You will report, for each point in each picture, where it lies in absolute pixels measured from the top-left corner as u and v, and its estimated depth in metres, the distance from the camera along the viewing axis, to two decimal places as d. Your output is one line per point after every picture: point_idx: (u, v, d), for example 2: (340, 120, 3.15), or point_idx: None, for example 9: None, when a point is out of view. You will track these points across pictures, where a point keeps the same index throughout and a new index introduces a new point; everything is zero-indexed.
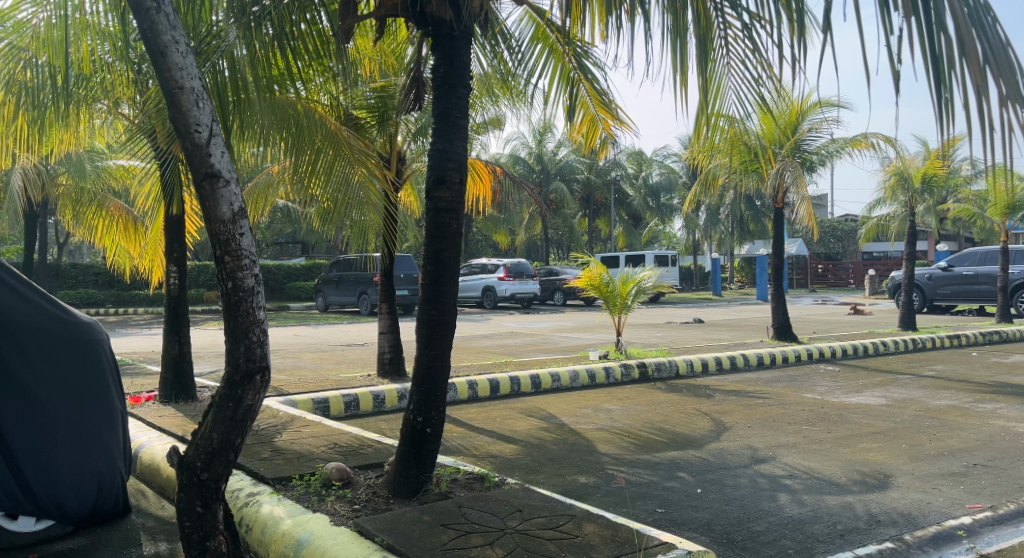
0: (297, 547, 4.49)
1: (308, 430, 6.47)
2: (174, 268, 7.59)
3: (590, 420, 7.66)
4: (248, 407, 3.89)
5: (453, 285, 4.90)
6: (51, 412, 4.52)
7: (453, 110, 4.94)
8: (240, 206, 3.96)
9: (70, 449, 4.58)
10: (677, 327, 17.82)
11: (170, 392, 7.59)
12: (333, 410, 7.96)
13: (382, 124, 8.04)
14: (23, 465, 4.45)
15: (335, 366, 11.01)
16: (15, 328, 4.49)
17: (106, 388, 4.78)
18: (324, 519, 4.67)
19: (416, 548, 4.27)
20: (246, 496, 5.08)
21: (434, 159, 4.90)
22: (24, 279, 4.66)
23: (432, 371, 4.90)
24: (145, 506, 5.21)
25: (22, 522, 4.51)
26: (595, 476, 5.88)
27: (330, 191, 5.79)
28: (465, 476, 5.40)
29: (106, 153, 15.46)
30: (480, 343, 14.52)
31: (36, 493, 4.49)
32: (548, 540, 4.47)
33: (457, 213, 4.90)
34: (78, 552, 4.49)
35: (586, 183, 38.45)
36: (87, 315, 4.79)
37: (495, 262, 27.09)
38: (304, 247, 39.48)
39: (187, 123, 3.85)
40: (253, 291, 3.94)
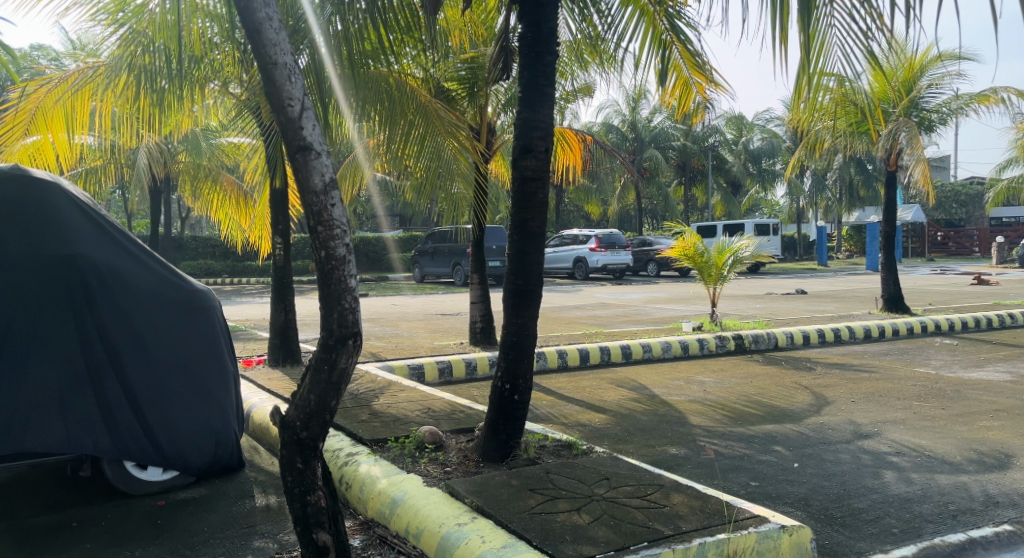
0: (392, 505, 4.79)
1: (403, 395, 6.75)
2: (279, 240, 8.00)
3: (682, 391, 7.58)
4: (341, 369, 4.17)
5: (539, 255, 5.03)
6: (168, 367, 4.83)
7: (540, 78, 5.08)
8: (331, 177, 4.22)
9: (189, 405, 4.88)
10: (779, 297, 17.22)
11: (277, 357, 8.06)
12: (427, 376, 8.23)
13: (473, 96, 7.96)
14: (149, 418, 4.76)
15: (430, 334, 11.33)
16: (137, 293, 4.84)
17: (219, 349, 5.05)
18: (418, 480, 4.94)
19: (505, 511, 4.49)
20: (344, 455, 5.37)
21: (520, 128, 5.06)
22: (146, 248, 5.00)
23: (519, 340, 5.01)
24: (258, 461, 5.62)
25: (151, 472, 4.94)
26: (685, 448, 5.81)
27: (423, 163, 5.79)
28: (553, 443, 5.50)
29: (220, 130, 16.40)
30: (571, 314, 14.53)
31: (161, 445, 4.82)
32: (635, 508, 4.59)
33: (544, 182, 5.03)
34: (200, 501, 4.95)
35: (682, 149, 37.04)
36: (200, 282, 5.09)
37: (587, 234, 26.67)
38: (402, 219, 40.46)
39: (281, 98, 4.10)
40: (343, 260, 4.21)
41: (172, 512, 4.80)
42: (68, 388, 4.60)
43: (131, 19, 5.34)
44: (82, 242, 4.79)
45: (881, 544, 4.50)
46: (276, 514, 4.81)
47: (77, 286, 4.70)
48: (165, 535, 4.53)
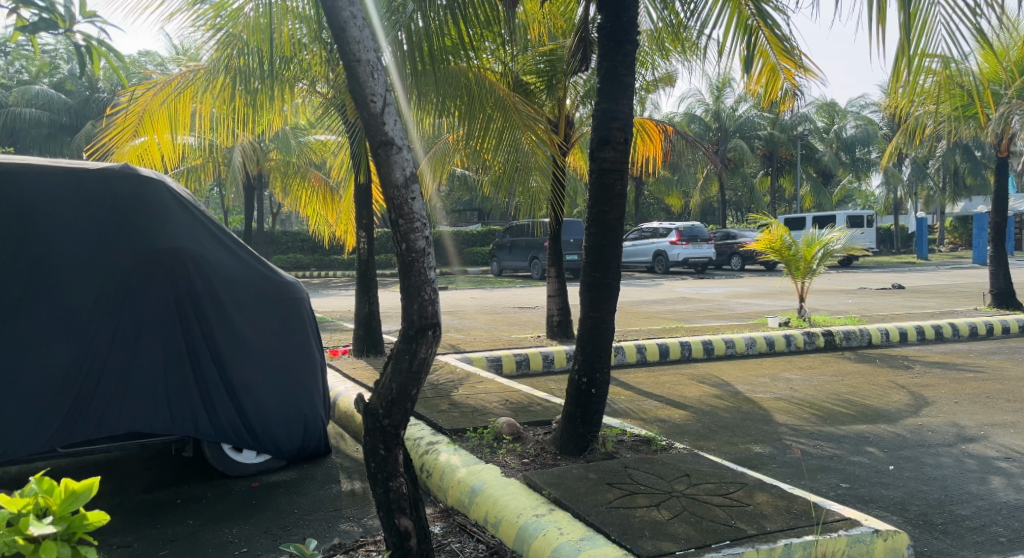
0: (471, 494, 4.87)
1: (482, 387, 6.87)
2: (364, 233, 8.26)
3: (768, 389, 7.35)
4: (422, 360, 4.00)
5: (616, 248, 5.01)
6: (261, 356, 5.01)
7: (619, 67, 5.02)
8: (412, 171, 4.02)
9: (280, 392, 5.05)
10: (872, 292, 16.47)
11: (362, 347, 8.27)
12: (505, 368, 8.30)
13: (552, 89, 7.91)
14: (244, 404, 4.95)
15: (508, 327, 11.41)
16: (232, 284, 5.01)
17: (307, 338, 5.20)
18: (496, 470, 5.01)
19: (583, 504, 4.50)
20: (425, 444, 5.51)
21: (599, 119, 5.01)
22: (241, 241, 5.16)
23: (596, 333, 5.00)
24: (343, 448, 5.85)
25: (246, 455, 5.23)
26: (770, 446, 5.65)
27: (501, 157, 5.93)
28: (632, 438, 5.47)
29: (308, 129, 16.93)
30: (651, 308, 14.29)
31: (255, 430, 5.01)
32: (717, 506, 4.51)
33: (622, 173, 4.98)
34: (290, 484, 5.20)
35: (767, 140, 35.48)
36: (291, 275, 5.25)
37: (666, 227, 25.98)
38: (481, 214, 40.54)
39: (364, 94, 3.91)
40: (423, 252, 4.02)
41: (265, 494, 5.05)
42: (172, 375, 4.81)
43: (227, 23, 5.53)
44: (183, 234, 4.95)
45: (986, 553, 4.22)
46: (361, 499, 4.99)
47: (178, 278, 4.87)
48: (259, 514, 4.79)
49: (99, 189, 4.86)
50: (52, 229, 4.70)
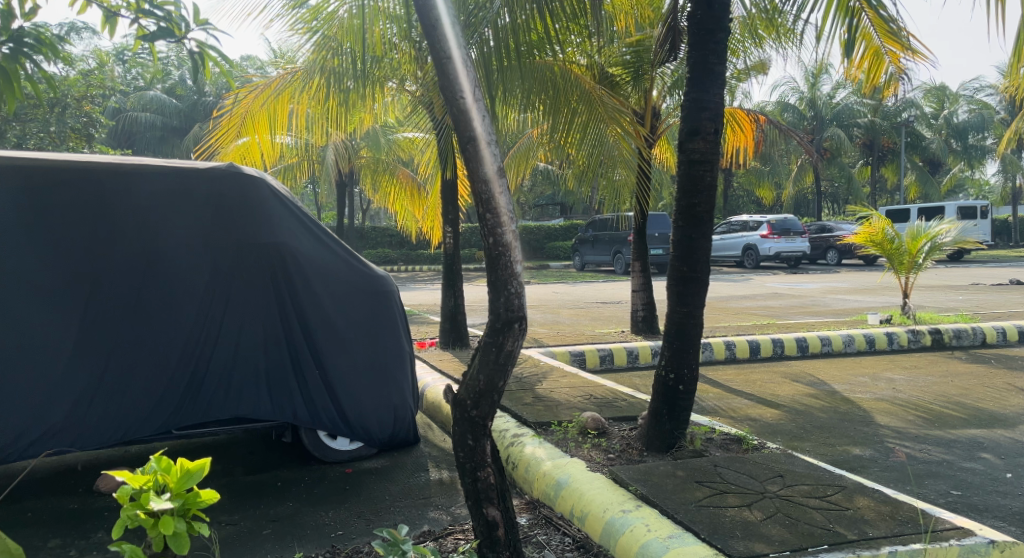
0: (556, 487, 4.85)
1: (566, 381, 6.92)
2: (450, 229, 8.41)
3: (868, 389, 7.03)
4: (508, 354, 3.90)
5: (706, 241, 4.88)
6: (355, 348, 5.18)
7: (710, 57, 4.87)
8: (500, 165, 3.92)
9: (372, 382, 5.23)
10: (982, 288, 15.53)
11: (448, 339, 8.48)
12: (589, 363, 8.22)
13: (637, 80, 8.00)
14: (340, 394, 5.14)
15: (591, 322, 11.36)
16: (327, 278, 5.18)
17: (397, 331, 5.36)
18: (582, 464, 5.00)
19: (671, 501, 4.42)
20: (510, 436, 5.56)
21: (689, 110, 4.88)
22: (335, 235, 5.32)
23: (684, 329, 4.90)
24: (431, 437, 6.01)
25: (339, 442, 5.45)
26: (871, 449, 5.40)
27: (586, 151, 6.07)
28: (721, 436, 5.36)
29: (397, 126, 17.32)
30: (739, 304, 13.92)
31: (350, 418, 5.19)
32: (813, 509, 4.35)
33: (713, 165, 4.85)
34: (380, 471, 5.37)
35: (869, 127, 33.83)
36: (381, 269, 5.41)
37: (758, 220, 24.99)
38: (563, 208, 40.16)
39: (453, 90, 3.83)
40: (511, 246, 3.92)
41: (358, 479, 5.23)
42: (273, 365, 5.02)
43: (322, 25, 5.87)
44: (282, 229, 5.10)
45: None
46: (448, 488, 5.10)
47: (278, 272, 5.04)
48: (353, 497, 4.96)
49: (202, 184, 4.99)
50: (162, 224, 4.84)
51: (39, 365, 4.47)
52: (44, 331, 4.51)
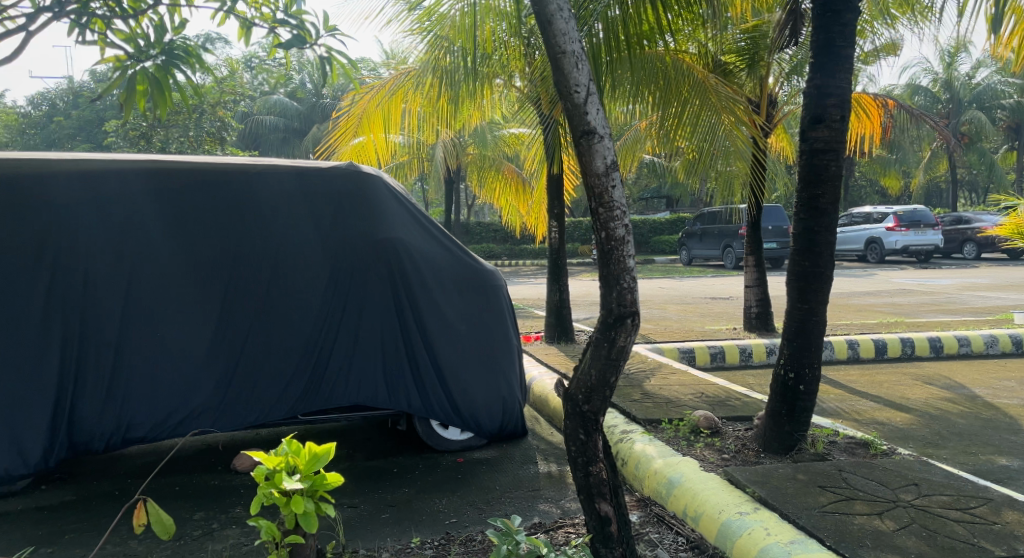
0: (668, 486, 4.73)
1: (675, 378, 6.81)
2: (555, 223, 8.35)
3: (1012, 394, 6.50)
4: (621, 349, 3.77)
5: (830, 234, 4.63)
6: (467, 342, 5.30)
7: (836, 39, 4.61)
8: (614, 159, 3.81)
9: (483, 376, 5.34)
10: None
11: (554, 334, 8.48)
12: (698, 360, 8.05)
13: (754, 68, 7.66)
14: (453, 386, 5.26)
15: (700, 318, 11.04)
16: (440, 273, 5.31)
17: (505, 325, 5.45)
18: (695, 464, 4.86)
19: (792, 505, 4.22)
20: (619, 432, 5.50)
21: (812, 96, 4.63)
22: (446, 231, 5.43)
23: (806, 326, 4.68)
24: (538, 431, 6.05)
25: (450, 432, 5.57)
26: (1019, 460, 4.97)
27: (696, 142, 6.07)
28: (846, 440, 5.10)
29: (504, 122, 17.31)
30: (861, 300, 13.17)
31: (462, 410, 5.31)
32: (954, 521, 4.05)
33: (838, 154, 4.58)
34: (491, 461, 5.44)
35: (1015, 109, 31.09)
36: (490, 264, 5.50)
37: (884, 210, 23.26)
38: (668, 200, 38.99)
39: (567, 85, 3.76)
40: (624, 241, 3.80)
41: (470, 469, 5.33)
42: (388, 357, 5.16)
43: (434, 25, 6.06)
44: (396, 226, 5.23)
45: None
46: (557, 481, 5.10)
47: (394, 267, 5.18)
48: (467, 485, 5.05)
49: (322, 184, 5.19)
50: (286, 222, 5.04)
51: (177, 356, 4.76)
52: (181, 324, 4.78)
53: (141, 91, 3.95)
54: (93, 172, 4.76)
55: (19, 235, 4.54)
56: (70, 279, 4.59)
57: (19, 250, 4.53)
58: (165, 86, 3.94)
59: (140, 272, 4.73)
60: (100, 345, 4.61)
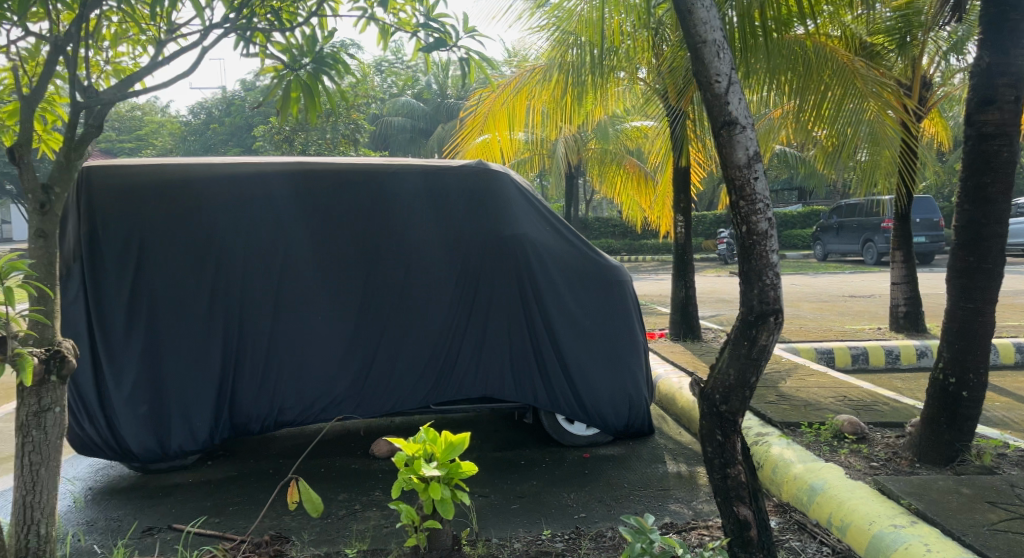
0: (810, 493, 4.49)
1: (813, 380, 6.55)
2: (681, 218, 8.32)
3: None
4: (762, 348, 3.59)
5: (999, 228, 4.24)
6: (593, 339, 5.26)
7: (1009, 13, 4.21)
8: (757, 150, 3.65)
9: (609, 373, 5.28)
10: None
11: (679, 331, 8.51)
12: (838, 361, 7.66)
13: (905, 48, 7.09)
14: (579, 383, 5.24)
15: (838, 316, 10.42)
16: (566, 269, 5.30)
17: (631, 322, 5.36)
18: (839, 471, 4.60)
19: (955, 521, 3.90)
20: (755, 434, 5.30)
21: (980, 77, 4.26)
22: (572, 227, 5.40)
23: (969, 327, 4.30)
24: (666, 430, 5.95)
25: (577, 427, 5.57)
26: None
27: (838, 129, 5.97)
28: (1014, 453, 4.69)
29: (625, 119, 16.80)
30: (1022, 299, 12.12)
31: (588, 407, 5.28)
32: None
33: (1010, 139, 4.19)
34: (619, 459, 5.39)
35: None
36: (616, 260, 5.42)
37: None
38: (802, 193, 36.89)
39: (708, 75, 3.64)
40: (767, 235, 3.63)
41: (597, 464, 5.31)
42: (515, 352, 5.24)
43: (561, 20, 6.37)
44: (523, 222, 5.27)
45: None
46: (688, 482, 4.97)
47: (521, 264, 5.22)
48: (601, 481, 5.02)
49: (452, 181, 5.24)
50: (417, 220, 5.17)
51: (318, 349, 5.02)
52: (320, 319, 5.03)
53: (294, 98, 3.86)
54: (240, 174, 4.98)
55: (180, 235, 4.88)
56: (226, 275, 4.91)
57: (180, 248, 4.87)
58: (317, 95, 3.84)
59: (283, 268, 4.98)
60: (251, 338, 4.94)
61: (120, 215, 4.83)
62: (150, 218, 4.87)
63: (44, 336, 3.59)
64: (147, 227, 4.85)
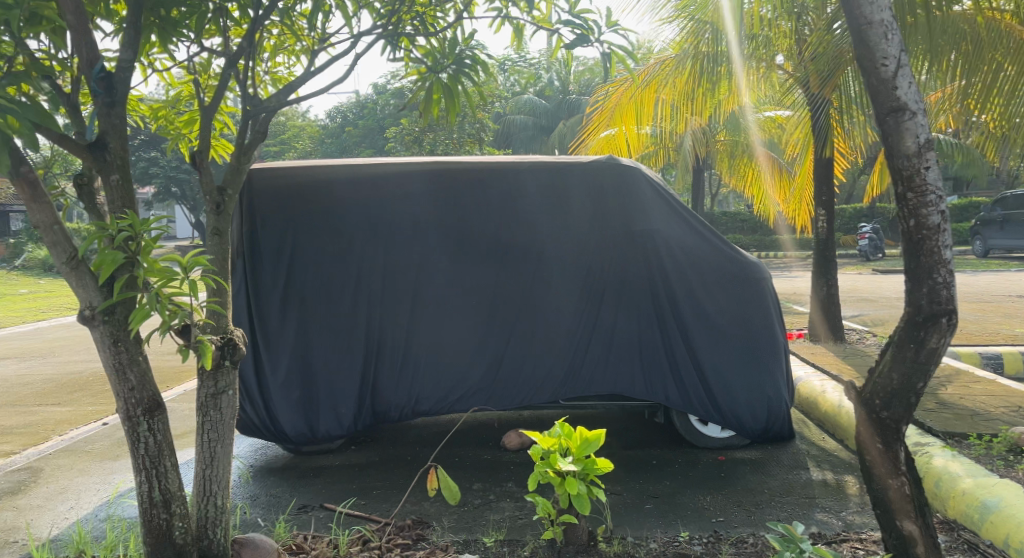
0: (980, 510, 4.09)
1: (978, 388, 6.15)
2: (823, 212, 8.11)
3: None
4: (932, 351, 3.24)
5: None
6: (727, 338, 5.10)
7: None
8: (929, 137, 3.28)
9: (745, 374, 5.10)
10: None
11: (819, 331, 8.35)
12: (1007, 368, 7.03)
13: None
14: (712, 383, 5.10)
15: (1003, 318, 9.39)
16: (700, 266, 5.16)
17: (770, 322, 5.14)
18: (1014, 488, 4.17)
19: None
20: (914, 444, 4.92)
21: None
22: (708, 223, 5.24)
23: None
24: (808, 436, 5.65)
25: (710, 428, 5.37)
26: None
27: (1010, 110, 6.01)
28: None
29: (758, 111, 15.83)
30: None
31: (721, 408, 5.13)
32: None
33: None
34: (756, 463, 5.16)
35: None
36: (755, 256, 5.22)
37: None
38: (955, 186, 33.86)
39: (874, 58, 3.31)
40: (939, 230, 3.27)
41: (733, 467, 5.10)
42: (646, 349, 5.18)
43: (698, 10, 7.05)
44: (656, 218, 5.19)
45: None
46: (836, 492, 4.68)
47: (653, 260, 5.15)
48: (745, 485, 4.81)
49: (586, 177, 5.22)
50: (549, 216, 5.22)
51: (452, 342, 5.19)
52: (454, 314, 5.19)
53: (435, 101, 3.98)
54: (382, 174, 5.21)
55: (328, 232, 5.17)
56: (369, 270, 5.17)
57: (326, 245, 5.17)
58: (458, 98, 3.94)
59: (421, 264, 5.18)
60: (391, 331, 5.18)
61: (275, 214, 5.17)
62: (302, 216, 5.18)
63: (220, 326, 3.85)
64: (298, 225, 5.17)
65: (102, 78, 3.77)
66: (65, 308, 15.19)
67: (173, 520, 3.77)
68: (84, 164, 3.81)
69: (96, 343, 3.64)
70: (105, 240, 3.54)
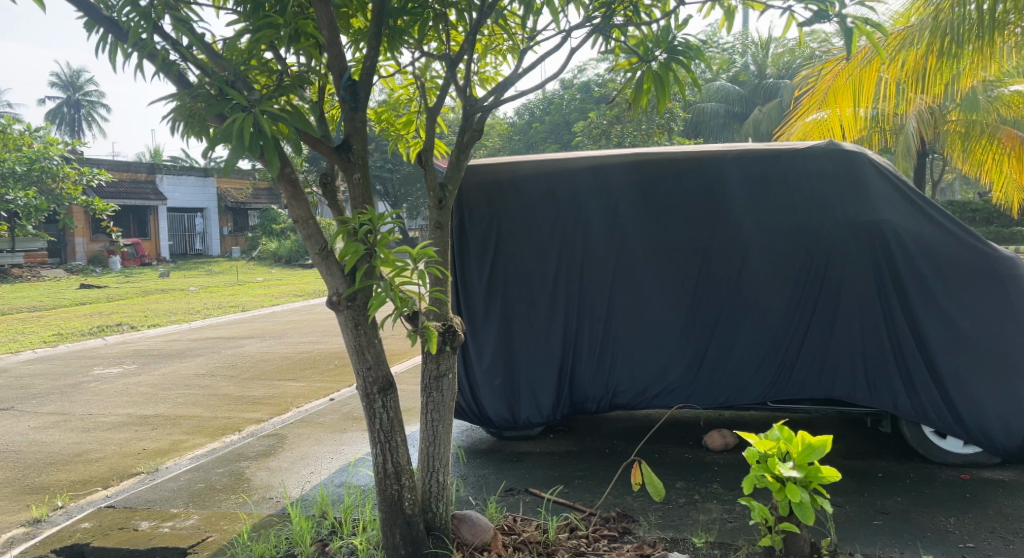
0: None
1: None
2: None
3: None
4: None
5: None
6: (971, 339, 4.65)
7: None
8: None
9: (992, 380, 4.60)
10: None
11: None
12: None
13: None
14: (951, 389, 4.66)
15: None
16: (941, 260, 4.76)
17: None
18: None
19: None
20: None
21: None
22: (950, 213, 4.84)
23: None
24: None
25: (950, 442, 4.78)
26: None
27: None
28: None
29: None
30: None
31: (963, 417, 4.64)
32: None
33: None
34: (1010, 486, 4.48)
35: None
36: (1009, 251, 4.74)
37: None
38: None
39: None
40: None
41: (980, 489, 4.46)
42: (873, 350, 4.82)
43: None
44: (886, 208, 4.87)
45: None
46: None
47: (880, 253, 4.84)
48: (999, 509, 4.19)
49: (805, 165, 5.02)
50: (757, 208, 5.05)
51: (654, 335, 5.15)
52: (656, 306, 5.15)
53: (646, 90, 3.91)
54: (585, 167, 5.30)
55: (531, 223, 5.31)
56: (569, 261, 5.26)
57: (529, 236, 5.31)
58: (670, 86, 3.84)
59: (622, 257, 5.20)
60: (590, 323, 5.23)
61: (480, 208, 5.37)
62: (507, 209, 5.35)
63: (442, 312, 3.99)
64: (503, 217, 5.35)
65: (348, 85, 4.12)
66: (297, 294, 16.81)
67: (404, 491, 3.92)
68: (330, 164, 4.16)
69: (341, 325, 3.90)
70: (348, 232, 3.74)
